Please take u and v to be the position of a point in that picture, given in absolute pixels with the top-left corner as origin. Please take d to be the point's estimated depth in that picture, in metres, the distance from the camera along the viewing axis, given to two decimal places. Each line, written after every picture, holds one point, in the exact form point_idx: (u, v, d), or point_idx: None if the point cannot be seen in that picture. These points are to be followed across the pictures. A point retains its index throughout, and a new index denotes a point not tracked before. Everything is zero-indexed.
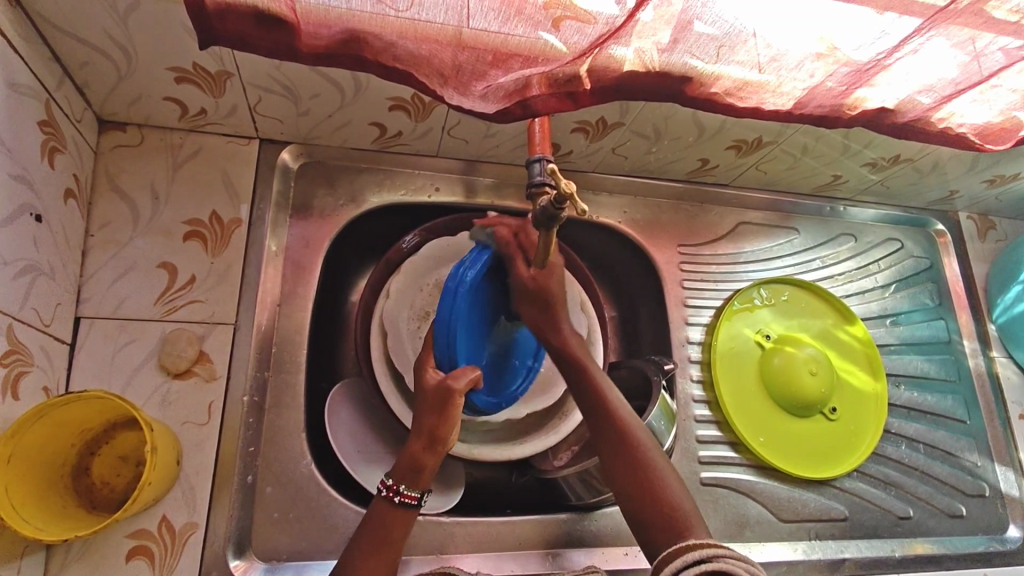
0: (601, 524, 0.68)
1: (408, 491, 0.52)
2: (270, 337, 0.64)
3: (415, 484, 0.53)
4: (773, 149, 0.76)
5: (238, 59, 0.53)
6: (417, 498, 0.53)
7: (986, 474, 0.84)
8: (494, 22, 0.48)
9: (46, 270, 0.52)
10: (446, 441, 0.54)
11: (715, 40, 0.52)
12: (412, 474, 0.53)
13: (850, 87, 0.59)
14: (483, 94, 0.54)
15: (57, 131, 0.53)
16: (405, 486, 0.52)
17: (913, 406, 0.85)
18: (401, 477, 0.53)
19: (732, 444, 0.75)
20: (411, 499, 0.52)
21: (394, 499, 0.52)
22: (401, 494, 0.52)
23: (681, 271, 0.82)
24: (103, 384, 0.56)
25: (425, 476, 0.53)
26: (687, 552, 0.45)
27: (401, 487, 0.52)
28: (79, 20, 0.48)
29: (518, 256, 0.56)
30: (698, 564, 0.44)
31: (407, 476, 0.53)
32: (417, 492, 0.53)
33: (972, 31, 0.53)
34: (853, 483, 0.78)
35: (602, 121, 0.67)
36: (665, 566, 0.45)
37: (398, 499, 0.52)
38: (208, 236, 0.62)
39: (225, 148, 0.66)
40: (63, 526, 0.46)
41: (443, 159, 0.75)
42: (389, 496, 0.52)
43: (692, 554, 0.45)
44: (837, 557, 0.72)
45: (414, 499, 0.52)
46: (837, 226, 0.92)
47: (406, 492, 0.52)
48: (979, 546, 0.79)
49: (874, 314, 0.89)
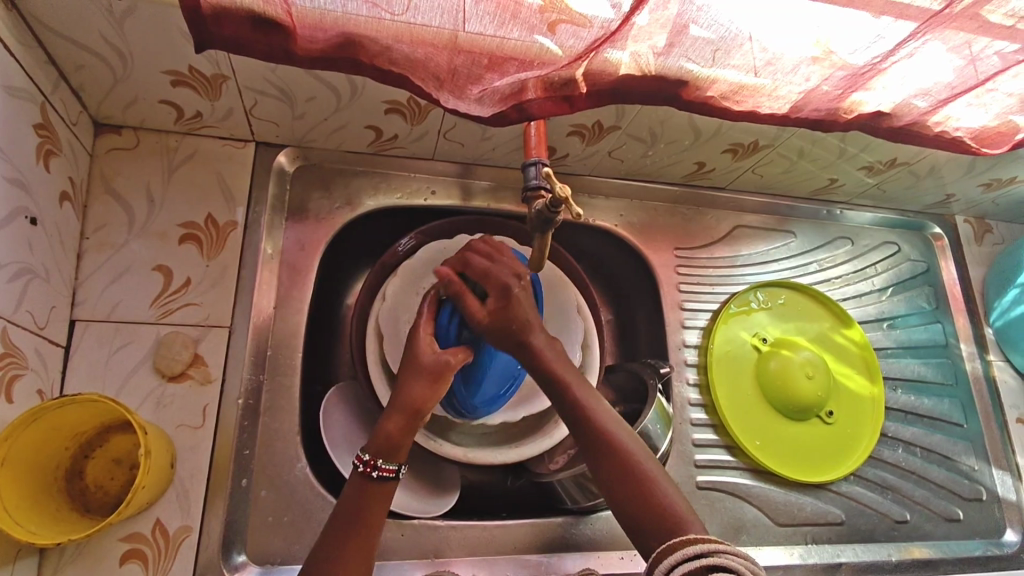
0: (596, 527, 0.67)
1: (386, 466, 0.51)
2: (265, 341, 0.64)
3: (392, 459, 0.52)
4: (769, 153, 0.76)
5: (234, 62, 0.54)
6: (394, 472, 0.52)
7: (982, 478, 0.84)
8: (490, 25, 0.48)
9: (41, 273, 0.52)
10: (426, 415, 0.55)
11: (710, 44, 0.52)
12: (390, 450, 0.52)
13: (846, 91, 0.59)
14: (479, 97, 0.54)
15: (52, 134, 0.53)
16: (382, 461, 0.51)
17: (910, 410, 0.85)
18: (378, 452, 0.52)
19: (728, 448, 0.75)
20: (390, 473, 0.51)
21: (370, 474, 0.51)
22: (379, 468, 0.51)
23: (678, 274, 0.82)
24: (98, 387, 0.56)
25: (403, 452, 0.53)
26: (687, 546, 0.46)
27: (379, 461, 0.51)
28: (75, 23, 0.48)
29: (468, 296, 0.56)
30: (697, 558, 0.45)
31: (386, 452, 0.52)
32: (395, 465, 0.52)
33: (967, 35, 0.53)
34: (849, 487, 0.78)
35: (598, 124, 0.67)
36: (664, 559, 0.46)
37: (376, 473, 0.51)
38: (203, 239, 0.62)
39: (222, 151, 0.66)
40: (56, 530, 0.46)
41: (439, 162, 0.75)
42: (367, 472, 0.51)
43: (693, 548, 0.45)
44: (833, 561, 0.72)
45: (392, 472, 0.51)
46: (834, 229, 0.92)
47: (384, 467, 0.51)
48: (976, 551, 0.79)
49: (870, 317, 0.89)
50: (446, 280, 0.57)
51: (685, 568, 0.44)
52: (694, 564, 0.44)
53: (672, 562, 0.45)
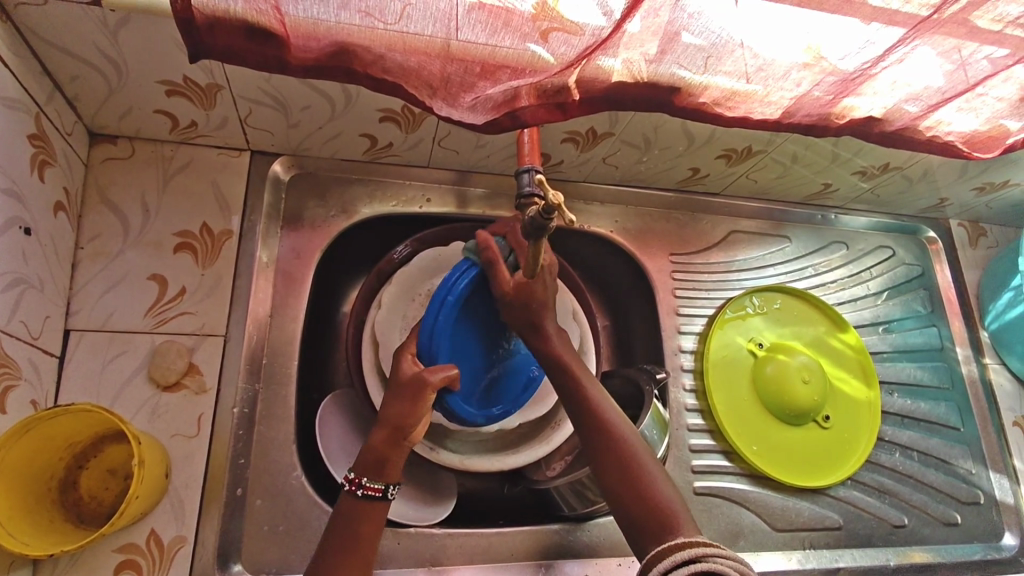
0: (594, 534, 0.67)
1: (371, 484, 0.52)
2: (261, 349, 0.64)
3: (379, 477, 0.52)
4: (763, 158, 0.76)
5: (228, 72, 0.54)
6: (381, 491, 0.52)
7: (980, 481, 0.83)
8: (482, 34, 0.49)
9: (35, 283, 0.52)
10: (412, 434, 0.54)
11: (702, 51, 0.53)
12: (378, 466, 0.53)
13: (837, 96, 0.59)
14: (472, 105, 0.54)
15: (47, 144, 0.54)
16: (366, 479, 0.52)
17: (906, 414, 0.85)
18: (366, 471, 0.53)
19: (725, 453, 0.75)
20: (376, 491, 0.51)
21: (355, 492, 0.51)
22: (364, 487, 0.51)
23: (674, 279, 0.82)
24: (92, 397, 0.55)
25: (388, 468, 0.53)
26: (676, 552, 0.45)
27: (363, 479, 0.52)
28: (69, 35, 0.48)
29: (501, 264, 0.57)
30: (687, 563, 0.44)
31: (371, 470, 0.53)
32: (382, 484, 0.52)
33: (956, 40, 0.54)
34: (847, 492, 0.78)
35: (592, 131, 0.67)
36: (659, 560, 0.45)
37: (362, 492, 0.51)
38: (198, 247, 0.62)
39: (217, 160, 0.66)
40: (49, 541, 0.46)
41: (435, 169, 0.75)
42: (352, 490, 0.51)
43: (682, 553, 0.45)
44: (831, 566, 0.72)
45: (379, 491, 0.52)
46: (829, 233, 0.92)
47: (369, 485, 0.51)
48: (974, 555, 0.78)
49: (866, 321, 0.89)
50: (483, 241, 0.58)
51: (676, 574, 0.43)
52: (684, 569, 0.43)
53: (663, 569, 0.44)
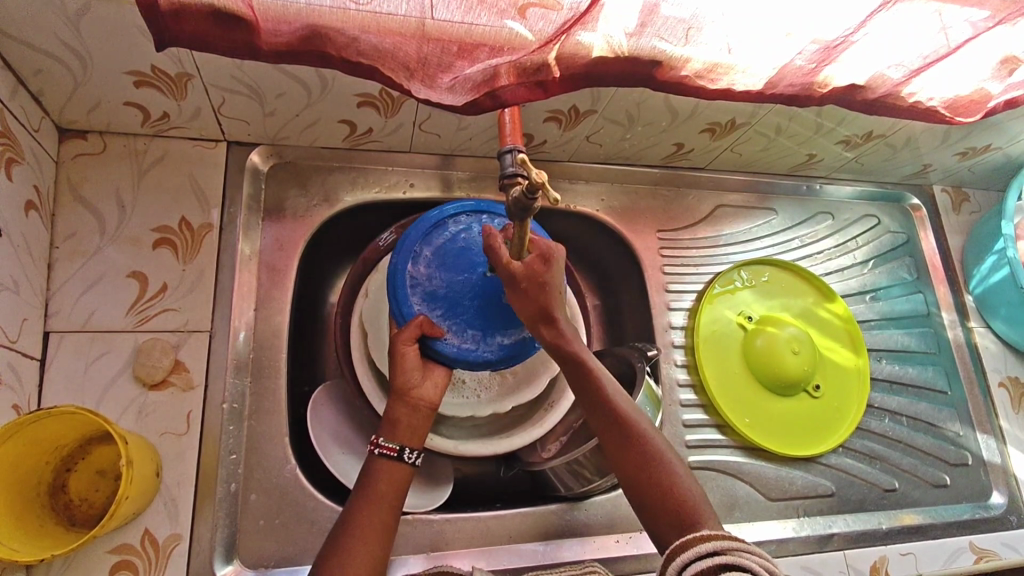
0: (591, 512, 0.68)
1: (387, 444, 0.55)
2: (248, 344, 0.63)
3: (393, 437, 0.55)
4: (747, 131, 0.76)
5: (198, 59, 0.52)
6: (396, 451, 0.55)
7: (968, 443, 0.85)
8: (458, 12, 0.47)
9: (9, 286, 0.50)
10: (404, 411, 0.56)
11: (682, 23, 0.51)
12: (389, 427, 0.56)
13: (820, 65, 0.59)
14: (451, 86, 0.53)
15: (13, 142, 0.52)
16: (383, 439, 0.55)
17: (895, 379, 0.86)
18: (382, 433, 0.56)
19: (718, 427, 0.76)
20: (392, 450, 0.54)
21: (374, 451, 0.55)
22: (381, 446, 0.54)
23: (662, 256, 0.82)
24: (76, 400, 0.54)
25: (402, 430, 0.56)
26: (701, 543, 0.46)
27: (381, 439, 0.55)
28: (30, 26, 0.46)
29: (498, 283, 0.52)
30: (711, 555, 0.44)
31: (386, 430, 0.56)
32: (397, 445, 0.55)
33: (937, 4, 0.53)
34: (838, 459, 0.79)
35: (574, 109, 0.66)
36: (677, 556, 0.46)
37: (378, 450, 0.54)
38: (178, 242, 0.61)
39: (192, 152, 0.64)
40: (41, 545, 0.45)
41: (417, 155, 0.74)
42: (373, 450, 0.55)
43: (705, 546, 0.45)
44: (825, 532, 0.73)
45: (394, 451, 0.54)
46: (814, 205, 0.92)
47: (385, 445, 0.54)
48: (964, 514, 0.80)
49: (853, 291, 0.90)
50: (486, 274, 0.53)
51: (697, 568, 0.44)
52: (706, 563, 0.44)
53: (684, 561, 0.45)
